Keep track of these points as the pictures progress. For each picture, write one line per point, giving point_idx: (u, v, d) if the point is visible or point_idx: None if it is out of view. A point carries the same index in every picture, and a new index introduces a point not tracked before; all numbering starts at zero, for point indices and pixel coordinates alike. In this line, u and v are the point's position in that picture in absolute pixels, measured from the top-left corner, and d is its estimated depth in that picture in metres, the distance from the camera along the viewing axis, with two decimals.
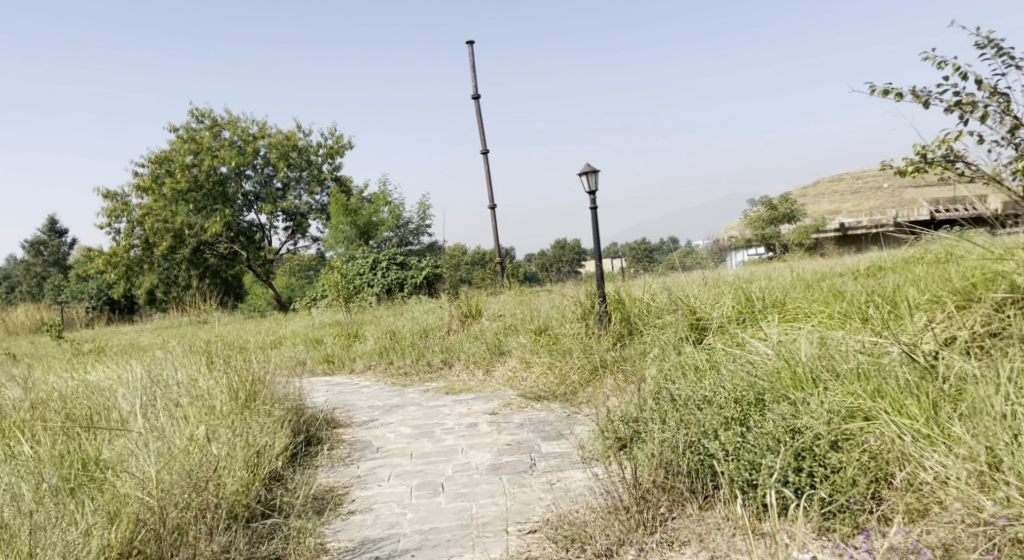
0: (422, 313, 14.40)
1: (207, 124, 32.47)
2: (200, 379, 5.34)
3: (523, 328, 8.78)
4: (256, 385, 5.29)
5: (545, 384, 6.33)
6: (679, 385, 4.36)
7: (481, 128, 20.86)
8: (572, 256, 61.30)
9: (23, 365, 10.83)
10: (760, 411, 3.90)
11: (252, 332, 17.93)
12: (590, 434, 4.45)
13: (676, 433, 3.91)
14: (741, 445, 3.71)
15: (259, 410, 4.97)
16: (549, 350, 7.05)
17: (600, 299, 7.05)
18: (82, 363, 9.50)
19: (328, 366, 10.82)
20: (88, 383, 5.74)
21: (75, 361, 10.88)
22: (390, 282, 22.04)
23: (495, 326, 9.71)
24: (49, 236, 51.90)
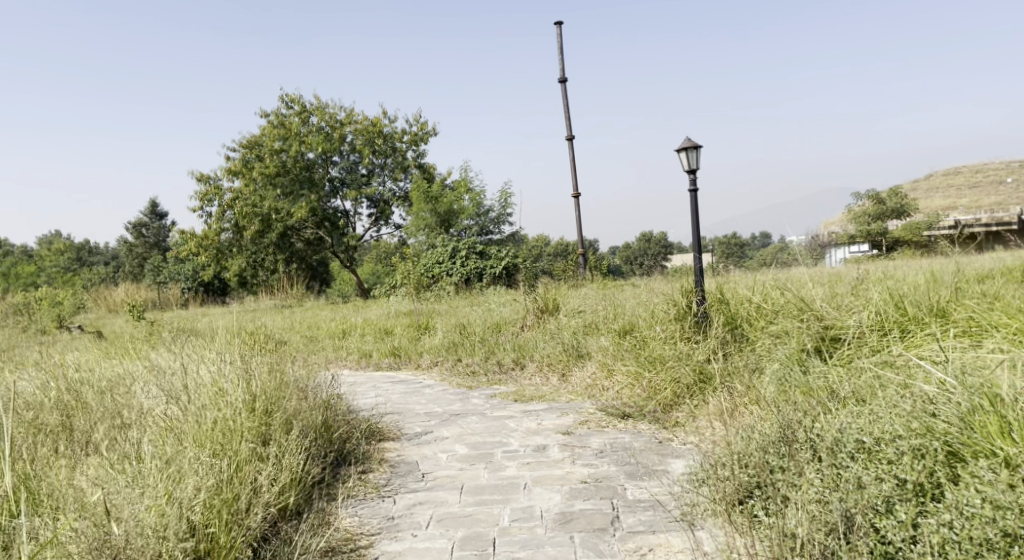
0: (498, 305, 13.51)
1: (296, 110, 32.52)
2: (223, 372, 4.55)
3: (605, 327, 7.75)
4: (285, 388, 4.43)
5: (632, 400, 5.33)
6: (828, 425, 3.44)
7: (567, 112, 19.83)
8: (658, 249, 59.45)
9: (88, 347, 10.53)
10: (961, 482, 3.00)
11: (327, 319, 17.50)
12: (698, 480, 3.53)
13: (837, 502, 3.06)
14: (947, 537, 2.85)
15: (280, 420, 4.12)
16: (636, 355, 6.03)
17: (699, 297, 5.98)
18: (141, 348, 9.06)
19: (393, 360, 10.07)
20: (121, 380, 5.17)
21: (139, 344, 10.47)
22: (468, 271, 21.30)
23: (575, 323, 8.71)
24: (149, 218, 53.72)
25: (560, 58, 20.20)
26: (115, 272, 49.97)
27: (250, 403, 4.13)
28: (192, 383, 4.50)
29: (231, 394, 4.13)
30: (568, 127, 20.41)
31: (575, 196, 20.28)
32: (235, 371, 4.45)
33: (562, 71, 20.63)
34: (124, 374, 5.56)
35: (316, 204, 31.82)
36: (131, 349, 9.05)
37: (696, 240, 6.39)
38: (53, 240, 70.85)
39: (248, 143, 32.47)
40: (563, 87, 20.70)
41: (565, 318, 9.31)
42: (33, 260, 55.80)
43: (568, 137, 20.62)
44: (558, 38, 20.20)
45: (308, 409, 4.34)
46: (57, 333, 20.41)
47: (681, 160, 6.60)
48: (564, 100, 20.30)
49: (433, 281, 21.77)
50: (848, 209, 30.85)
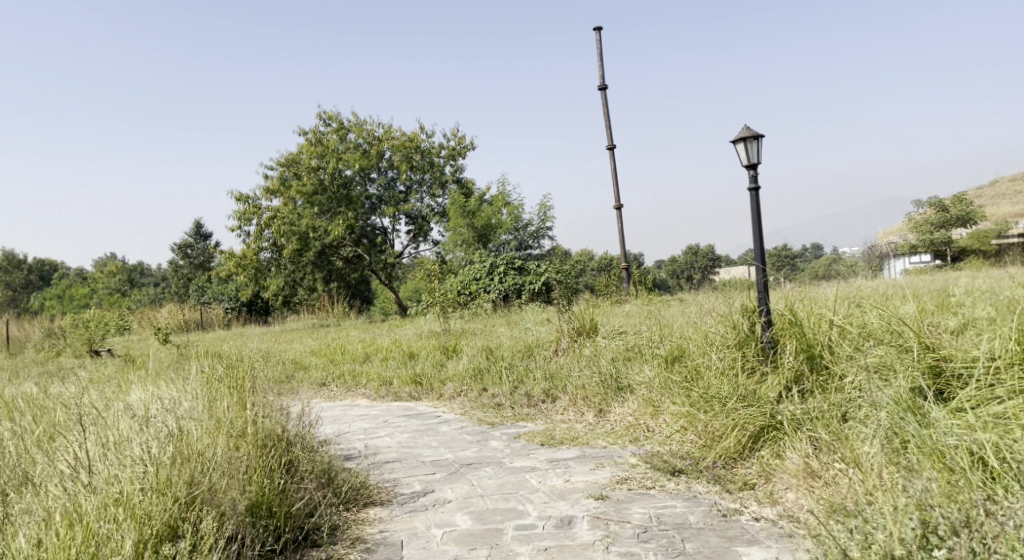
0: (535, 325, 12.46)
1: (334, 127, 32.13)
2: (150, 428, 3.84)
3: (649, 354, 6.65)
4: (206, 454, 3.69)
5: (686, 449, 4.33)
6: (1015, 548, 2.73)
7: (607, 122, 18.90)
8: (705, 263, 57.73)
9: (93, 376, 9.83)
10: None
11: (357, 340, 16.73)
12: None
13: None
14: None
15: (184, 504, 3.40)
16: (686, 390, 5.01)
17: (765, 321, 4.97)
18: (142, 375, 8.29)
19: (414, 389, 9.08)
20: (72, 427, 4.50)
21: (142, 372, 9.66)
22: (506, 288, 20.40)
23: (615, 347, 7.62)
24: (195, 239, 54.18)
25: (600, 65, 19.31)
26: (161, 293, 50.31)
27: (162, 478, 3.44)
28: (113, 436, 3.81)
29: (135, 471, 3.44)
30: (610, 137, 19.45)
31: (618, 208, 19.26)
32: (157, 434, 3.73)
33: (602, 78, 19.71)
34: (61, 427, 4.75)
35: (354, 221, 31.24)
36: (129, 378, 8.28)
37: (758, 252, 5.32)
38: (107, 263, 72.02)
39: (286, 162, 32.03)
40: (602, 95, 19.75)
41: (604, 340, 8.20)
42: (87, 283, 56.80)
43: (610, 147, 19.63)
44: (597, 44, 19.30)
45: (238, 483, 3.58)
46: (89, 357, 20.01)
47: (737, 154, 5.52)
48: (604, 109, 19.38)
49: (469, 299, 20.88)
50: (907, 218, 29.18)
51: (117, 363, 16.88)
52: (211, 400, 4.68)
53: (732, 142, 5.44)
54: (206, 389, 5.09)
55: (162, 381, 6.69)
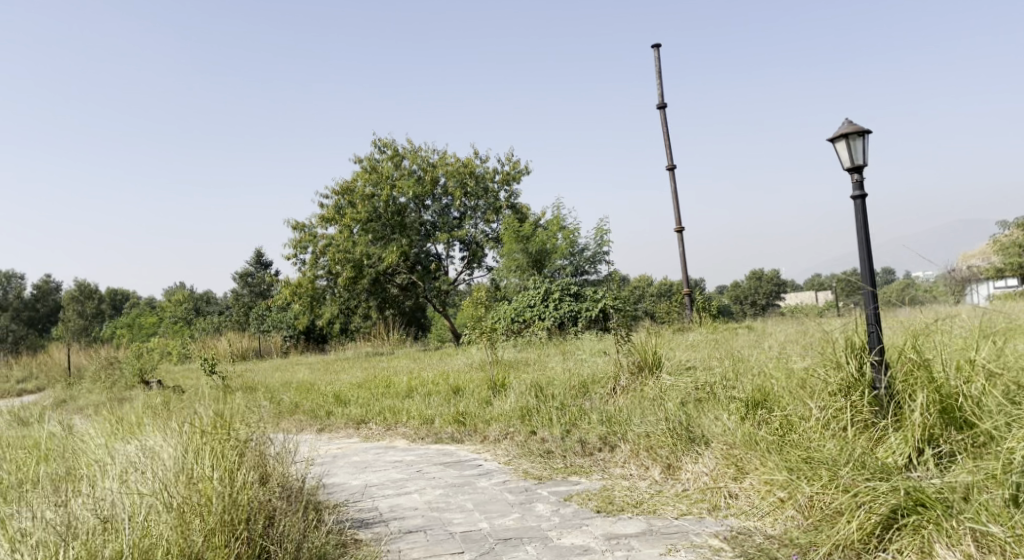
0: (592, 356, 11.46)
1: (389, 154, 31.87)
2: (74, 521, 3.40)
3: (727, 400, 5.66)
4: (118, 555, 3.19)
5: (802, 533, 3.62)
6: None
7: (667, 141, 17.93)
8: (770, 288, 55.69)
9: (122, 415, 9.27)
10: None
11: (406, 371, 16.00)
12: None
13: None
14: None
15: None
16: (783, 447, 4.22)
17: (876, 364, 4.24)
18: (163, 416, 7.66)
19: (457, 429, 8.19)
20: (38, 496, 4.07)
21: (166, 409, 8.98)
22: (562, 315, 19.44)
23: (682, 387, 6.63)
24: (255, 267, 54.58)
25: (658, 83, 18.46)
26: (222, 320, 50.75)
27: None
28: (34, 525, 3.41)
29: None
30: (669, 157, 18.51)
31: (679, 230, 18.23)
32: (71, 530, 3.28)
33: (660, 96, 18.83)
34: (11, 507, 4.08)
35: (408, 249, 30.76)
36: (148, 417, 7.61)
37: (868, 270, 4.35)
38: (175, 291, 73.49)
39: (341, 189, 31.74)
40: (661, 114, 18.84)
41: (668, 377, 7.16)
42: (153, 312, 57.88)
43: (670, 167, 18.67)
44: (656, 61, 18.48)
45: None
46: (140, 389, 19.67)
47: (837, 154, 4.55)
48: (663, 128, 18.47)
49: (524, 326, 20.00)
50: (992, 240, 27.22)
51: (166, 396, 16.45)
52: (187, 473, 3.97)
53: (831, 138, 4.47)
54: (191, 443, 4.54)
55: (163, 425, 5.97)
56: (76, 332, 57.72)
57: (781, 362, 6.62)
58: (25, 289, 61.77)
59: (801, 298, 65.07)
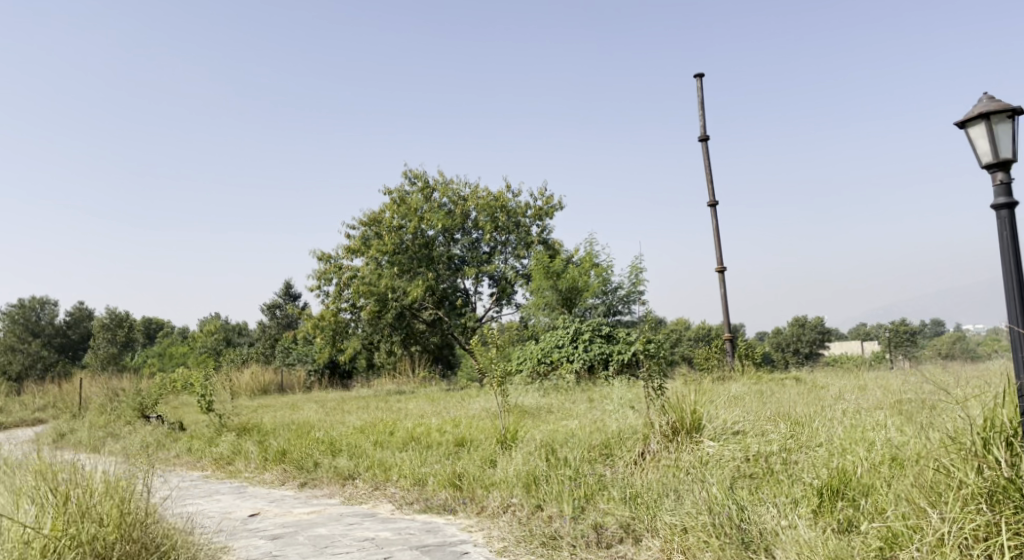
0: (622, 406, 10.03)
1: (419, 187, 30.97)
2: None
3: (795, 503, 4.46)
4: None
5: None
6: None
7: (708, 173, 16.66)
8: (813, 336, 53.24)
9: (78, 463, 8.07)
10: None
11: (418, 414, 14.71)
12: None
13: None
14: None
15: None
16: None
17: None
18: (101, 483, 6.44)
19: (453, 497, 6.75)
20: None
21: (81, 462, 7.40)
22: (592, 357, 18.02)
23: (729, 469, 5.23)
24: (286, 300, 53.86)
25: (700, 115, 17.22)
26: (248, 352, 49.76)
27: None
28: None
29: None
30: (710, 192, 17.19)
31: (720, 270, 16.83)
32: None
33: (702, 129, 17.59)
34: None
35: (434, 283, 29.57)
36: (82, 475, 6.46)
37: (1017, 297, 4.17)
38: (209, 320, 73.01)
39: (369, 220, 30.73)
40: (703, 147, 17.58)
41: (710, 447, 5.72)
42: (183, 342, 57.15)
43: (711, 203, 17.28)
44: (697, 91, 17.27)
45: None
46: (141, 425, 18.53)
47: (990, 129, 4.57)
48: (704, 162, 17.16)
49: (550, 369, 18.61)
50: None
51: (161, 437, 15.28)
52: None
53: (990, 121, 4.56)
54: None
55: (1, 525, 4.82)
56: (106, 360, 57.29)
57: (861, 442, 5.34)
58: (57, 314, 61.54)
59: (843, 347, 62.34)
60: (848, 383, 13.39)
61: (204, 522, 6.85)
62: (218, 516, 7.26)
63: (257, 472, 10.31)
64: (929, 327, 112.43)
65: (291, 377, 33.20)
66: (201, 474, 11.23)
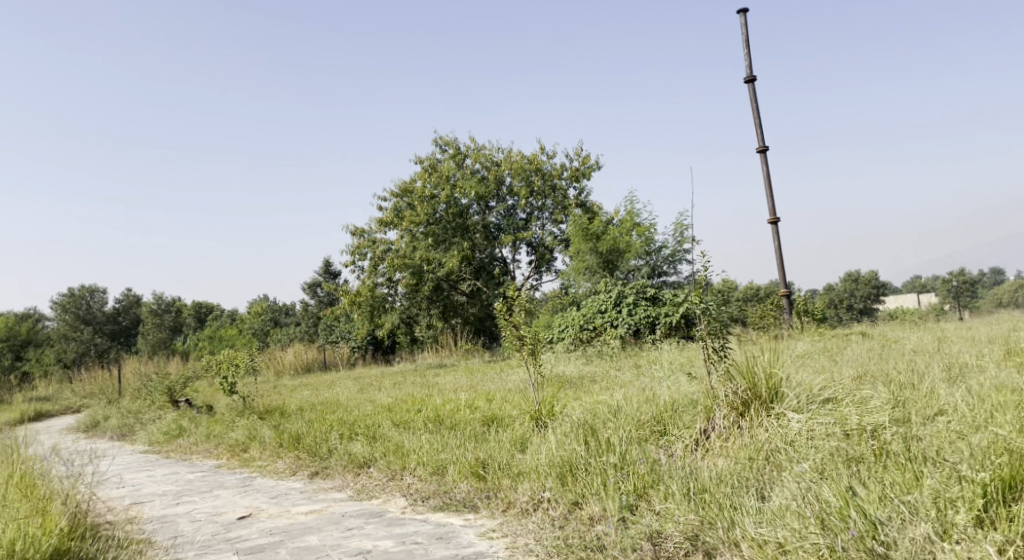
0: (676, 374, 8.70)
1: (451, 153, 29.78)
2: None
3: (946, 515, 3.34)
4: None
5: None
6: None
7: (757, 116, 15.09)
8: (867, 290, 51.07)
9: (55, 460, 7.08)
10: None
11: (452, 389, 13.63)
12: None
13: None
14: None
15: None
16: None
17: None
18: (56, 491, 5.37)
19: (475, 491, 5.54)
20: None
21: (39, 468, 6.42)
22: (637, 321, 16.72)
23: (828, 453, 3.99)
24: (326, 278, 53.29)
25: (747, 52, 15.54)
26: (291, 332, 49.38)
27: None
28: None
29: None
30: (760, 137, 15.59)
31: (774, 221, 15.30)
32: None
33: (748, 68, 15.89)
34: None
35: (470, 253, 28.35)
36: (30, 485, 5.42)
37: None
38: (255, 302, 73.22)
39: (400, 190, 29.57)
40: (750, 88, 15.90)
41: (795, 423, 4.42)
42: (228, 325, 57.20)
43: (761, 149, 15.66)
44: (743, 26, 15.63)
45: None
46: (170, 410, 17.82)
47: None
48: (753, 103, 15.53)
49: (594, 335, 17.32)
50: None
51: (185, 423, 14.49)
52: None
53: None
54: None
55: None
56: (155, 344, 57.62)
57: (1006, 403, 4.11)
58: (106, 303, 62.13)
59: (902, 301, 59.87)
60: (927, 337, 11.88)
61: (184, 528, 5.80)
62: (206, 519, 6.21)
63: (270, 460, 9.38)
64: (990, 276, 107.94)
65: (332, 354, 32.52)
66: (215, 465, 10.34)
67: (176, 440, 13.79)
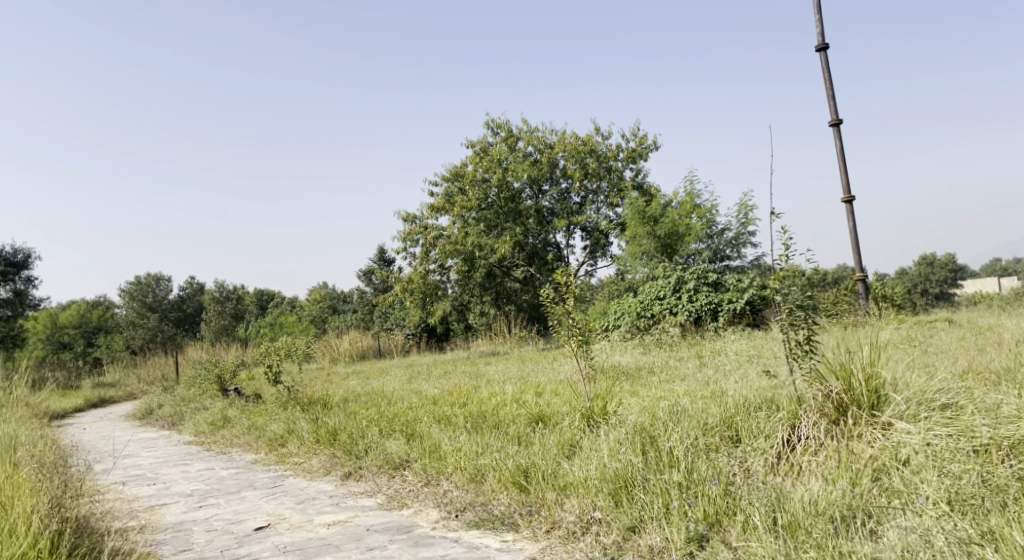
0: (748, 367, 7.82)
1: (503, 136, 29.06)
2: None
3: None
4: None
5: None
6: None
7: (830, 86, 13.90)
8: (944, 275, 48.83)
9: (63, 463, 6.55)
10: None
11: (502, 380, 12.96)
12: None
13: None
14: None
15: None
16: None
17: None
18: (41, 503, 4.80)
19: (517, 504, 4.83)
20: None
21: (39, 473, 5.89)
22: (698, 308, 15.77)
23: (956, 477, 3.59)
24: (381, 265, 53.26)
25: (818, 18, 14.34)
26: (349, 318, 49.62)
27: None
28: None
29: None
30: (832, 110, 14.41)
31: (848, 200, 14.12)
32: None
33: (820, 36, 14.70)
34: None
35: (523, 238, 27.60)
36: (20, 491, 4.87)
37: None
38: (315, 288, 73.97)
39: (451, 175, 29.01)
40: (822, 57, 14.69)
41: (912, 437, 3.89)
42: (289, 312, 57.74)
43: (834, 124, 14.48)
44: None
45: None
46: (219, 399, 17.57)
47: None
48: (825, 73, 14.34)
49: (652, 323, 16.46)
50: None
51: (231, 414, 14.13)
52: None
53: None
54: None
55: None
56: (217, 331, 58.55)
57: None
58: (171, 291, 63.36)
59: (981, 286, 56.95)
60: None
61: (195, 541, 5.21)
62: (221, 529, 5.62)
63: (306, 457, 8.85)
64: None
65: (386, 340, 32.25)
66: (252, 460, 9.88)
67: (221, 431, 13.43)
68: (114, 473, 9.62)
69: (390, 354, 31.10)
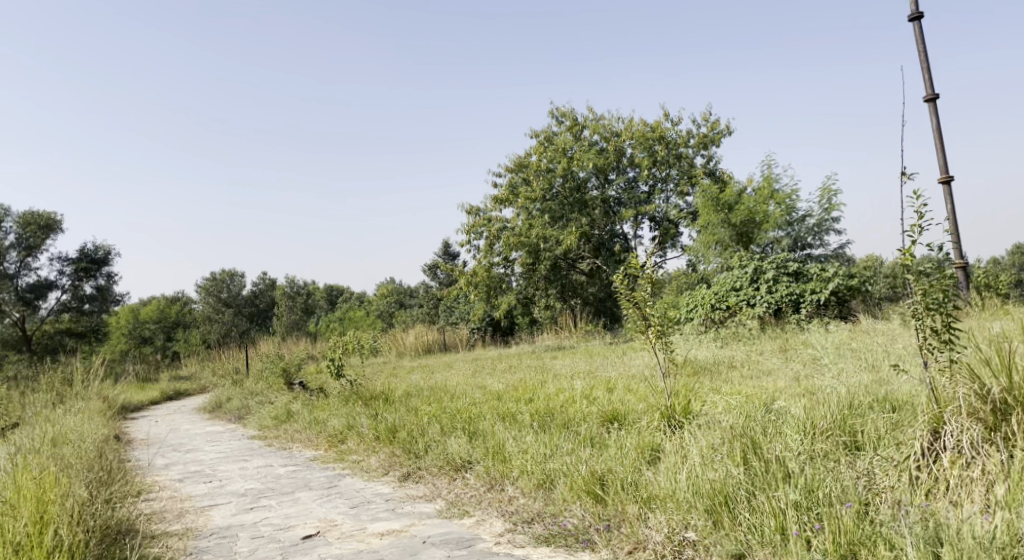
0: (847, 363, 6.99)
1: (568, 125, 28.38)
2: None
3: None
4: None
5: None
6: None
7: (925, 57, 12.79)
8: None
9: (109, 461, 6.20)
10: None
11: (569, 374, 12.33)
12: None
13: None
14: None
15: None
16: None
17: None
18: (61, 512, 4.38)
19: (592, 517, 4.20)
20: None
21: (76, 472, 5.53)
22: (778, 299, 14.81)
23: None
24: (447, 259, 53.10)
25: None
26: (416, 313, 49.58)
27: None
28: None
29: None
30: (927, 84, 13.29)
31: (946, 180, 12.99)
32: None
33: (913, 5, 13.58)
34: None
35: (589, 229, 26.85)
36: (42, 497, 4.46)
37: None
38: (382, 283, 74.52)
39: (515, 165, 28.47)
40: (915, 27, 13.59)
41: None
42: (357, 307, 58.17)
43: (929, 98, 13.36)
44: None
45: None
46: (284, 392, 17.42)
47: None
48: (919, 43, 13.23)
49: (728, 315, 15.57)
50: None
51: (294, 407, 13.85)
52: None
53: None
54: None
55: None
56: (288, 325, 59.41)
57: None
58: (244, 287, 64.58)
59: None
60: None
61: (238, 549, 4.76)
62: (268, 535, 5.15)
63: (364, 454, 8.40)
64: None
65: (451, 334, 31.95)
66: (311, 456, 9.50)
67: (284, 425, 13.17)
68: (173, 468, 9.38)
69: (456, 348, 30.75)
